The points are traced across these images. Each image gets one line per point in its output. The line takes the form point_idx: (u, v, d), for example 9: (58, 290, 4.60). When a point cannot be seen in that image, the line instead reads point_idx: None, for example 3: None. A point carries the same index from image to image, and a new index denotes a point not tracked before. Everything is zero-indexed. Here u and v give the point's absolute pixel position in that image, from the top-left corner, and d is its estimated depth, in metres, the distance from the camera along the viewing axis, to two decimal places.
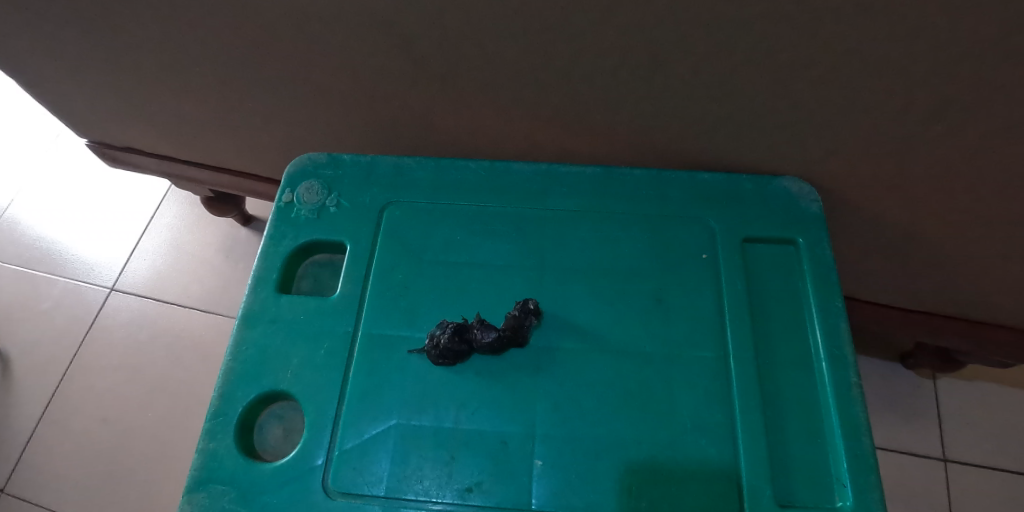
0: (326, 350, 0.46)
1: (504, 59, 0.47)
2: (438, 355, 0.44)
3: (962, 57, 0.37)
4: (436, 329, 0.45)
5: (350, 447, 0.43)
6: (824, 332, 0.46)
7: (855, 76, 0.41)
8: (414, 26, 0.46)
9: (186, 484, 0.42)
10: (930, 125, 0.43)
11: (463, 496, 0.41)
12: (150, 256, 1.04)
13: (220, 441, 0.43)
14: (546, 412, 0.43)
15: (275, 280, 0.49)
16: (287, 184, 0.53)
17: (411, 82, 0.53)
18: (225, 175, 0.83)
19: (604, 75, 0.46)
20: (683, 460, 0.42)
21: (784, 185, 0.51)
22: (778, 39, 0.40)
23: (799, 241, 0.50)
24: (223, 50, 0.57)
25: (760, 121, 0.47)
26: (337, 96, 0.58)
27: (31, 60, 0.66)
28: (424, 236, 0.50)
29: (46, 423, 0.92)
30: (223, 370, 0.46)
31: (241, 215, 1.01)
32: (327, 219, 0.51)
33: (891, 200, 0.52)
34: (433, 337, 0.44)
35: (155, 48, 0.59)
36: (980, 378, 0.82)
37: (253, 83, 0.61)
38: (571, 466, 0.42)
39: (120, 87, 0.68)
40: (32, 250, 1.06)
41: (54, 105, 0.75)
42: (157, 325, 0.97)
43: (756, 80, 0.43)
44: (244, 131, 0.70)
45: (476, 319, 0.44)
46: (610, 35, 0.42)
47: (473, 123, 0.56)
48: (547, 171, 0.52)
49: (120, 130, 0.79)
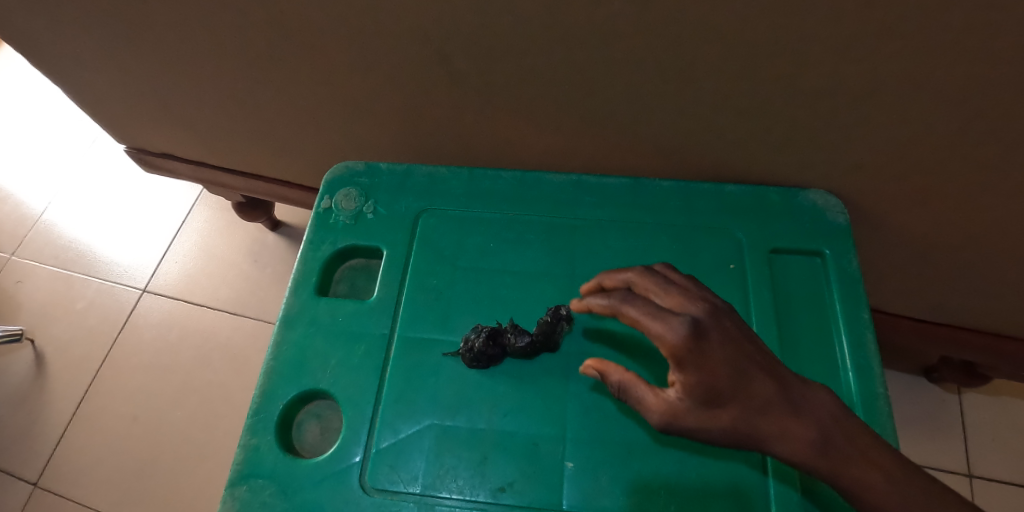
0: (363, 351, 0.47)
1: (536, 71, 0.48)
2: (471, 358, 0.45)
3: (986, 72, 0.38)
4: (470, 332, 0.46)
5: (386, 445, 0.44)
6: (850, 342, 0.47)
7: (885, 88, 0.42)
8: (450, 42, 0.48)
9: (229, 478, 0.44)
10: (954, 140, 0.44)
11: (496, 496, 0.42)
12: (180, 259, 1.07)
13: (261, 437, 0.45)
14: (577, 415, 0.44)
15: (314, 283, 0.51)
16: (325, 190, 0.55)
17: (444, 93, 0.54)
18: (257, 181, 0.85)
19: (635, 88, 0.47)
20: (711, 465, 0.42)
21: (810, 198, 0.52)
22: (804, 55, 0.41)
23: (825, 252, 0.51)
24: (262, 62, 0.59)
25: (786, 136, 0.48)
26: (373, 108, 0.60)
27: (81, 68, 0.69)
28: (457, 243, 0.51)
29: (79, 419, 0.95)
30: (266, 369, 0.47)
31: (270, 220, 1.04)
32: (364, 226, 0.53)
33: (918, 213, 0.52)
34: (467, 340, 0.45)
35: (197, 60, 0.62)
36: (1006, 394, 0.81)
37: (291, 93, 0.63)
38: (602, 468, 0.43)
39: (162, 95, 0.71)
40: (68, 251, 1.10)
41: (98, 112, 0.79)
42: (187, 326, 1.00)
43: (787, 93, 0.44)
44: (278, 139, 0.73)
45: (508, 325, 0.46)
46: (643, 49, 0.43)
47: (504, 134, 0.57)
48: (577, 182, 0.53)
49: (158, 137, 0.82)
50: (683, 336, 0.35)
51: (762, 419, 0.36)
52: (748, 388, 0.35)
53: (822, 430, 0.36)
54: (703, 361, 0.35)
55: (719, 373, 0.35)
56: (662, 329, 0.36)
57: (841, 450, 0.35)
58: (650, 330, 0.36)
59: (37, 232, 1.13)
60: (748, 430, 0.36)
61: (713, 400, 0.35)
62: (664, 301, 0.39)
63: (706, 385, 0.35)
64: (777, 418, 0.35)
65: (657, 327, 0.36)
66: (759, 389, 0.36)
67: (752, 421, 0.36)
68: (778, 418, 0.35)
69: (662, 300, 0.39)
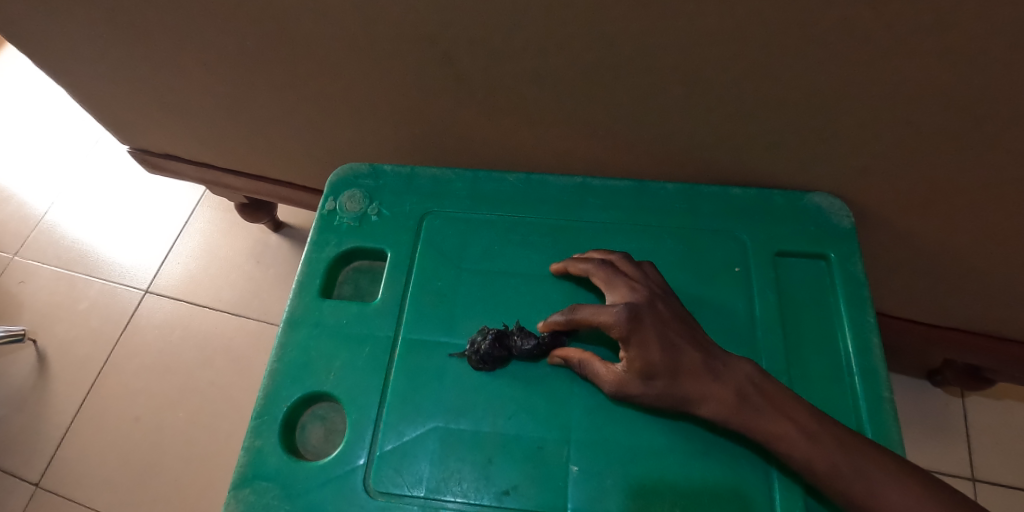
0: (368, 353, 0.47)
1: (540, 74, 0.48)
2: (478, 360, 0.45)
3: (992, 76, 0.38)
4: (477, 335, 0.46)
5: (390, 448, 0.44)
6: (856, 346, 0.47)
7: (890, 92, 0.42)
8: (455, 44, 0.48)
9: (233, 480, 0.44)
10: (959, 144, 0.44)
11: (500, 499, 0.42)
12: (183, 259, 1.07)
13: (265, 439, 0.45)
14: (583, 418, 0.44)
15: (318, 285, 0.51)
16: (329, 192, 0.55)
17: (448, 95, 0.54)
18: (260, 182, 0.85)
19: (640, 91, 0.47)
20: (716, 469, 0.42)
21: (815, 200, 0.52)
22: (809, 58, 0.41)
23: (830, 255, 0.51)
24: (266, 63, 0.59)
25: (792, 139, 0.48)
26: (377, 110, 0.60)
27: (85, 69, 0.69)
28: (462, 245, 0.51)
29: (81, 420, 0.95)
30: (270, 371, 0.47)
31: (273, 221, 1.04)
32: (368, 227, 0.53)
33: (923, 217, 0.52)
34: (474, 343, 0.46)
35: (200, 61, 0.62)
36: (1009, 398, 0.81)
37: (294, 95, 0.63)
38: (608, 471, 0.42)
39: (165, 96, 0.71)
40: (71, 251, 1.10)
41: (101, 113, 0.79)
42: (189, 327, 1.00)
43: (792, 96, 0.44)
44: (281, 141, 0.73)
45: (515, 327, 0.46)
46: (648, 51, 0.43)
47: (507, 136, 0.57)
48: (581, 184, 0.53)
49: (161, 137, 0.82)
50: (624, 322, 0.41)
51: (688, 382, 0.41)
52: (679, 362, 0.41)
53: (739, 388, 0.41)
54: (638, 341, 0.41)
55: (652, 351, 0.41)
56: (607, 319, 0.42)
57: (756, 405, 0.40)
58: (598, 321, 0.42)
59: (40, 232, 1.13)
60: (680, 393, 0.41)
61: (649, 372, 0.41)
62: (610, 292, 0.45)
63: (642, 359, 0.41)
64: (700, 384, 0.41)
65: (603, 317, 0.42)
66: (688, 361, 0.41)
67: (682, 386, 0.41)
68: (702, 382, 0.41)
69: (610, 293, 0.45)
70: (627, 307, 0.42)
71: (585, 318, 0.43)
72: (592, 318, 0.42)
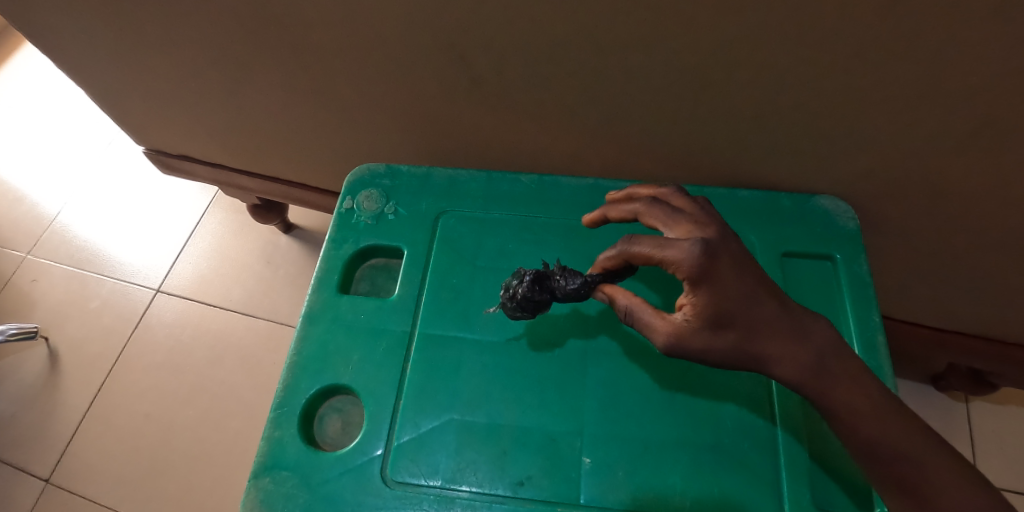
0: (385, 347, 0.48)
1: (554, 78, 0.50)
2: (514, 307, 0.46)
3: (994, 83, 0.40)
4: (512, 280, 0.47)
5: (407, 439, 0.45)
6: (861, 345, 0.48)
7: (895, 98, 0.43)
8: (472, 50, 0.50)
9: (253, 470, 0.45)
10: (963, 149, 0.45)
11: (515, 489, 0.43)
12: (194, 259, 1.08)
13: (285, 430, 0.46)
14: (595, 411, 0.45)
15: (336, 281, 0.52)
16: (347, 191, 0.56)
17: (464, 99, 0.56)
18: (273, 184, 0.87)
19: (652, 97, 0.49)
20: (725, 462, 0.43)
21: (821, 203, 0.53)
22: (816, 66, 0.42)
23: (836, 256, 0.52)
24: (285, 67, 0.61)
25: (799, 143, 0.50)
26: (393, 113, 0.62)
27: (107, 71, 0.71)
28: (477, 243, 0.53)
29: (91, 417, 0.96)
30: (289, 364, 0.49)
31: (283, 222, 1.05)
32: (385, 226, 0.54)
33: (928, 220, 0.53)
34: (510, 288, 0.46)
35: (220, 65, 0.64)
36: (1014, 403, 0.81)
37: (312, 98, 0.64)
38: (620, 462, 0.43)
39: (183, 98, 0.73)
40: (83, 251, 1.11)
41: (119, 114, 0.81)
42: (199, 326, 1.01)
43: (800, 102, 0.46)
44: (296, 143, 0.75)
45: (556, 269, 0.46)
46: (660, 58, 0.45)
47: (521, 139, 0.59)
48: (593, 186, 0.54)
49: (177, 139, 0.84)
50: (697, 259, 0.37)
51: (758, 338, 0.39)
52: (754, 314, 0.39)
53: None
54: (714, 285, 0.38)
55: (729, 297, 0.38)
56: (675, 255, 0.38)
57: None
58: (662, 257, 0.38)
59: (53, 232, 1.14)
60: (752, 350, 0.39)
61: (723, 321, 0.38)
62: (672, 229, 0.42)
63: (718, 306, 0.38)
64: (777, 342, 0.39)
65: (671, 253, 0.38)
66: (765, 317, 0.39)
67: (750, 341, 0.39)
68: (779, 341, 0.39)
69: (671, 231, 0.42)
70: (704, 244, 0.38)
71: (644, 253, 0.39)
72: (655, 253, 0.39)
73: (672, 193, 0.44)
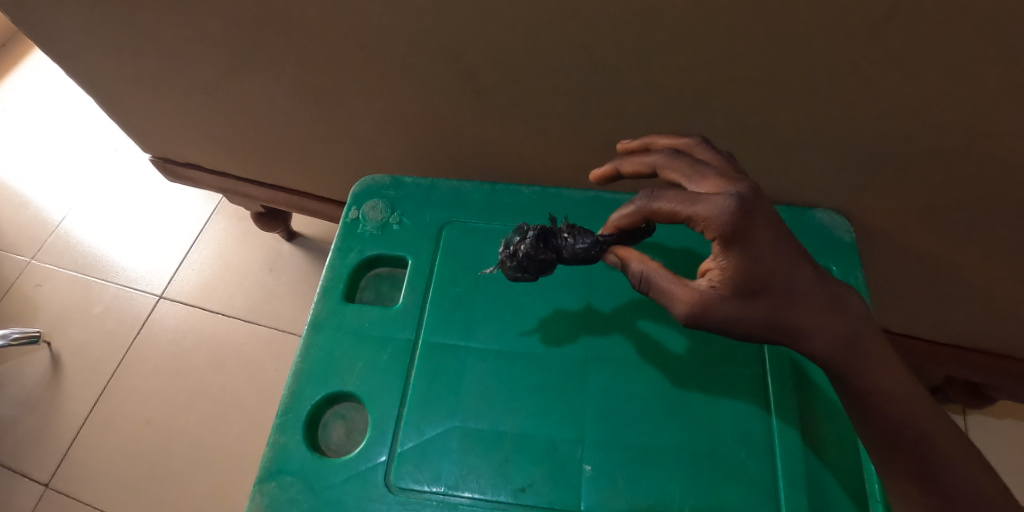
0: (390, 355, 0.49)
1: (557, 92, 0.51)
2: (513, 267, 0.47)
3: (981, 101, 0.41)
4: (515, 239, 0.48)
5: (410, 446, 0.46)
6: None
7: (887, 115, 0.45)
8: (477, 65, 0.51)
9: (258, 475, 0.46)
10: (954, 164, 0.47)
11: (517, 496, 0.44)
12: (197, 266, 1.09)
13: (290, 436, 0.47)
14: (595, 419, 0.46)
15: (341, 289, 0.53)
16: (353, 201, 0.57)
17: (468, 112, 0.57)
18: (278, 192, 0.88)
19: (652, 111, 0.50)
20: (723, 471, 0.44)
21: (818, 216, 0.54)
22: (810, 83, 0.44)
23: (832, 268, 0.53)
24: (293, 79, 0.62)
25: (795, 157, 0.51)
26: (398, 125, 0.63)
27: (117, 80, 0.73)
28: (480, 253, 0.54)
29: (92, 422, 0.96)
30: (294, 371, 0.49)
31: (287, 231, 1.06)
32: (390, 235, 0.55)
33: (923, 233, 0.54)
34: (512, 247, 0.47)
35: (230, 76, 0.65)
36: (1011, 416, 0.82)
37: (319, 109, 0.66)
38: (619, 470, 0.44)
39: (191, 108, 0.74)
40: (87, 256, 1.12)
41: (128, 122, 0.82)
42: (202, 333, 1.02)
43: (795, 118, 0.47)
44: (301, 153, 0.76)
45: (565, 227, 0.46)
46: (660, 74, 0.46)
47: (524, 151, 0.60)
48: (595, 198, 0.55)
49: (184, 147, 0.85)
50: (727, 216, 0.34)
51: (797, 310, 0.38)
52: (794, 283, 0.37)
53: None
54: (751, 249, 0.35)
55: (770, 265, 0.36)
56: (705, 212, 0.34)
57: None
58: (690, 214, 0.35)
59: (57, 237, 1.15)
60: (794, 324, 0.38)
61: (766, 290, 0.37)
62: (700, 183, 0.38)
63: (762, 273, 0.36)
64: (816, 316, 0.38)
65: (701, 209, 0.35)
66: (806, 288, 0.38)
67: (790, 313, 0.37)
68: (819, 314, 0.38)
69: (697, 186, 0.38)
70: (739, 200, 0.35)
71: (669, 209, 0.36)
72: (681, 209, 0.35)
73: (693, 145, 0.42)
